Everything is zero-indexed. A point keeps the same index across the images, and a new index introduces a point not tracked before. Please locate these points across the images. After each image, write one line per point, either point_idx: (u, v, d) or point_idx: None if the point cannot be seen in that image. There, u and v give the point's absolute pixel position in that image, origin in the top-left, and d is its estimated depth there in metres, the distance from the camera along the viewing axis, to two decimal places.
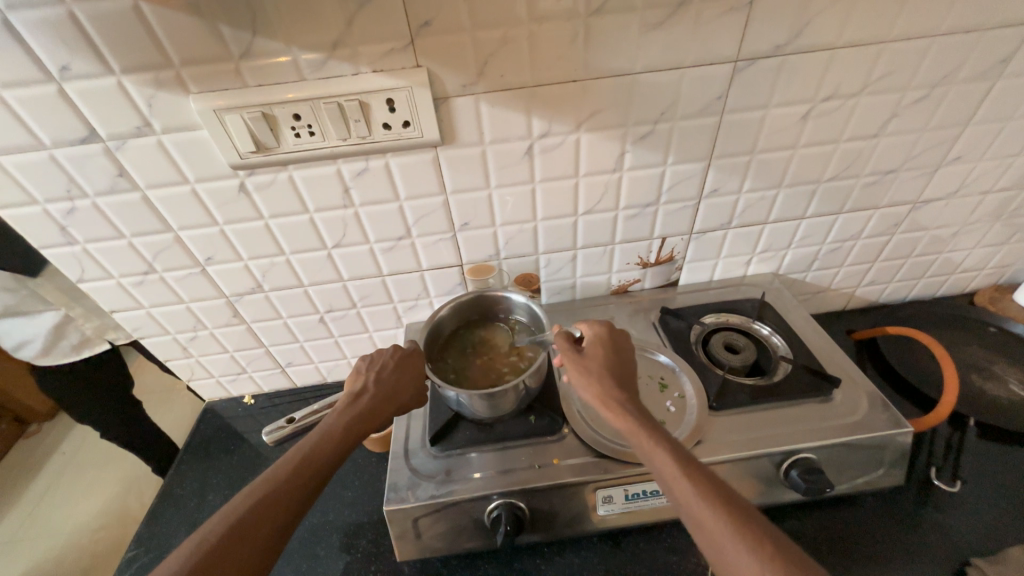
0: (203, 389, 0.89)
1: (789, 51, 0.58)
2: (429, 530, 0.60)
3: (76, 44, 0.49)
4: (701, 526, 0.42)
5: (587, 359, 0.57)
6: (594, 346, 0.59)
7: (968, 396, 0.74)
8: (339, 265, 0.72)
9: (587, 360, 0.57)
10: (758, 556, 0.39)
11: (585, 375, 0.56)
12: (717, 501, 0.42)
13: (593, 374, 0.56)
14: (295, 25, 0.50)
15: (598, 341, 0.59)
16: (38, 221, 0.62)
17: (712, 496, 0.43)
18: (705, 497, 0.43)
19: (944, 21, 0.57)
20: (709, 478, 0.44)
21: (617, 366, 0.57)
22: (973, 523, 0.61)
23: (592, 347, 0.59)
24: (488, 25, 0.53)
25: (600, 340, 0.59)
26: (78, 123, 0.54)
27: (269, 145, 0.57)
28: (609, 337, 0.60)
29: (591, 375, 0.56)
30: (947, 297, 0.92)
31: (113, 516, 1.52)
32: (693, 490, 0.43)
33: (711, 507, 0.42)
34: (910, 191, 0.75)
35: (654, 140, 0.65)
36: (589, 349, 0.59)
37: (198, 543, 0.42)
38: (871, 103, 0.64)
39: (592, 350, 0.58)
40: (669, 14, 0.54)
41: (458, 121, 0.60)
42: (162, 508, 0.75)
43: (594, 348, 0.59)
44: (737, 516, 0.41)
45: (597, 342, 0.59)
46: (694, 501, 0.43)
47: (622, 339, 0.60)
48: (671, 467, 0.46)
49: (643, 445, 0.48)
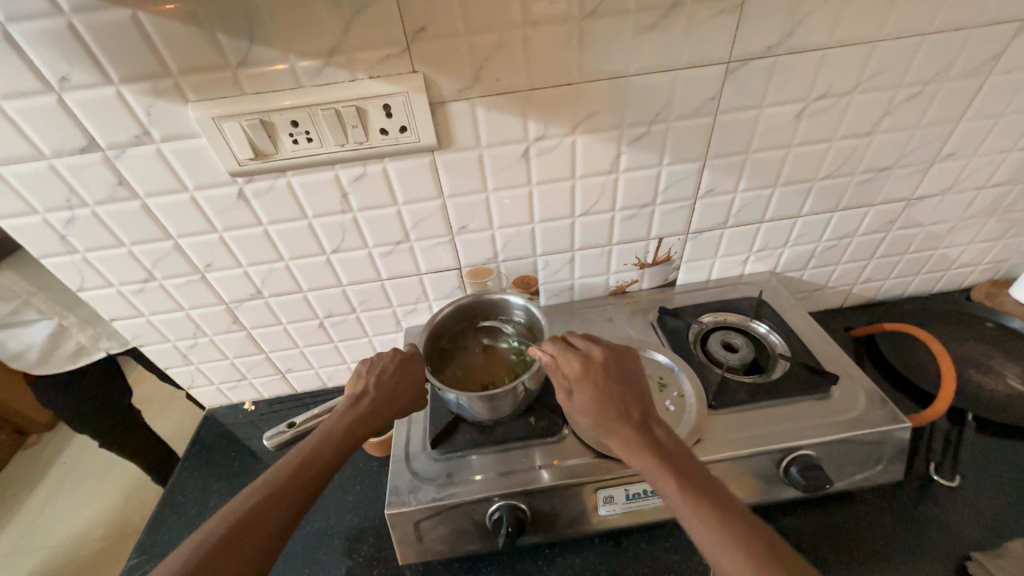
0: (204, 395, 0.89)
1: (782, 51, 0.59)
2: (431, 533, 0.60)
3: (74, 55, 0.49)
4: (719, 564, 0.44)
5: (578, 401, 0.55)
6: (577, 384, 0.56)
7: (965, 391, 0.74)
8: (338, 270, 0.73)
9: (579, 395, 0.55)
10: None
11: (584, 418, 0.55)
12: (729, 541, 0.43)
13: (587, 410, 0.54)
14: (291, 32, 0.51)
15: (580, 378, 0.56)
16: (38, 230, 0.62)
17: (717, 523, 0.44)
18: (717, 539, 0.44)
19: (933, 20, 0.58)
20: (718, 515, 0.45)
21: (608, 396, 0.54)
22: (973, 518, 0.61)
23: (577, 385, 0.56)
24: (483, 29, 0.53)
25: (583, 374, 0.56)
26: (77, 132, 0.55)
27: (267, 152, 0.58)
28: (591, 368, 0.56)
29: (588, 418, 0.55)
30: (943, 292, 0.93)
31: (115, 525, 1.52)
32: (705, 531, 0.44)
33: (723, 548, 0.43)
34: (904, 188, 0.76)
35: (650, 142, 0.65)
36: (575, 388, 0.56)
37: (199, 544, 0.43)
38: (864, 101, 0.65)
39: (579, 388, 0.56)
40: (663, 16, 0.55)
41: (455, 125, 0.60)
42: (164, 515, 0.74)
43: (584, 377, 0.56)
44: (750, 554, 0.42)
45: (579, 379, 0.56)
46: (708, 542, 0.44)
47: (603, 363, 0.57)
48: (683, 510, 0.46)
49: (654, 486, 0.49)
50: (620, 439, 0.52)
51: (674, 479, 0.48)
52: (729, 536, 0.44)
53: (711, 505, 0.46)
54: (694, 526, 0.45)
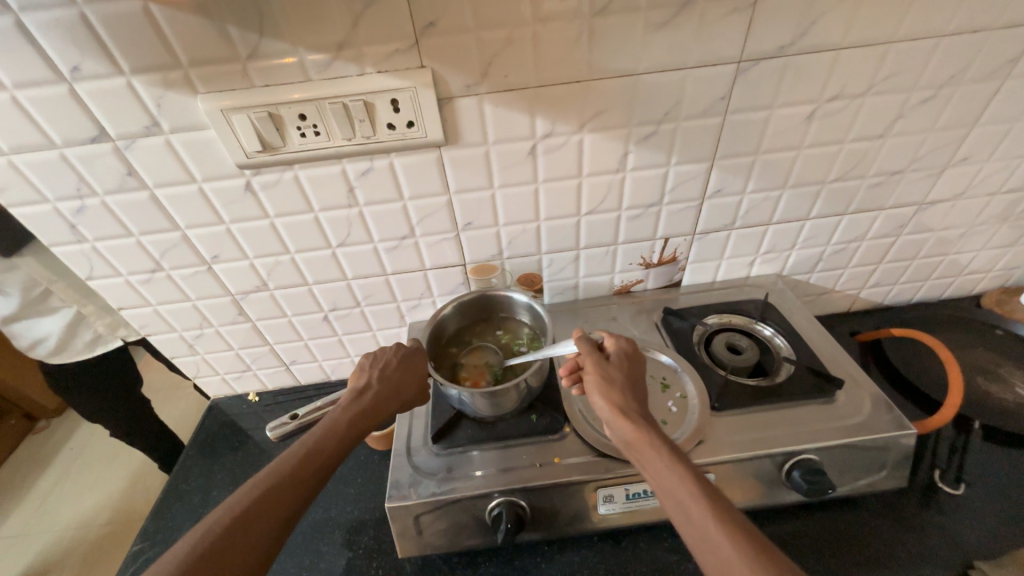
0: (209, 385, 0.90)
1: (794, 51, 0.58)
2: (430, 527, 0.60)
3: (86, 45, 0.50)
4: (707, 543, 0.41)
5: (611, 368, 0.57)
6: (619, 358, 0.59)
7: (973, 399, 0.73)
8: (343, 263, 0.73)
9: (608, 371, 0.57)
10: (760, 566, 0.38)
11: (604, 382, 0.56)
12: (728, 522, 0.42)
13: (611, 384, 0.55)
14: (301, 25, 0.51)
15: (624, 355, 0.59)
16: (48, 218, 0.62)
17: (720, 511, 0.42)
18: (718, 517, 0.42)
19: (950, 21, 0.57)
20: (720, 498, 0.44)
21: (637, 382, 0.57)
22: (976, 526, 0.61)
23: (619, 357, 0.59)
24: (493, 26, 0.53)
25: (628, 353, 0.60)
26: (88, 123, 0.55)
27: (275, 145, 0.58)
28: (636, 356, 0.60)
29: (610, 383, 0.55)
30: (952, 299, 0.92)
31: (120, 511, 1.54)
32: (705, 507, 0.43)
33: (721, 527, 0.41)
34: (914, 193, 0.75)
35: (658, 141, 0.65)
36: (613, 359, 0.58)
37: (203, 534, 0.43)
38: (876, 103, 0.64)
39: (616, 361, 0.58)
40: (674, 14, 0.54)
41: (462, 120, 0.60)
42: (168, 503, 0.75)
43: (617, 363, 0.58)
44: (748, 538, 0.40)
45: (624, 355, 0.59)
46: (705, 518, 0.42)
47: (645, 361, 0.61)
48: (685, 483, 0.45)
49: (659, 455, 0.48)
50: (634, 416, 0.52)
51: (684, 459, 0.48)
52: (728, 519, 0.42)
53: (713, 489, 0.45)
54: (692, 499, 0.44)
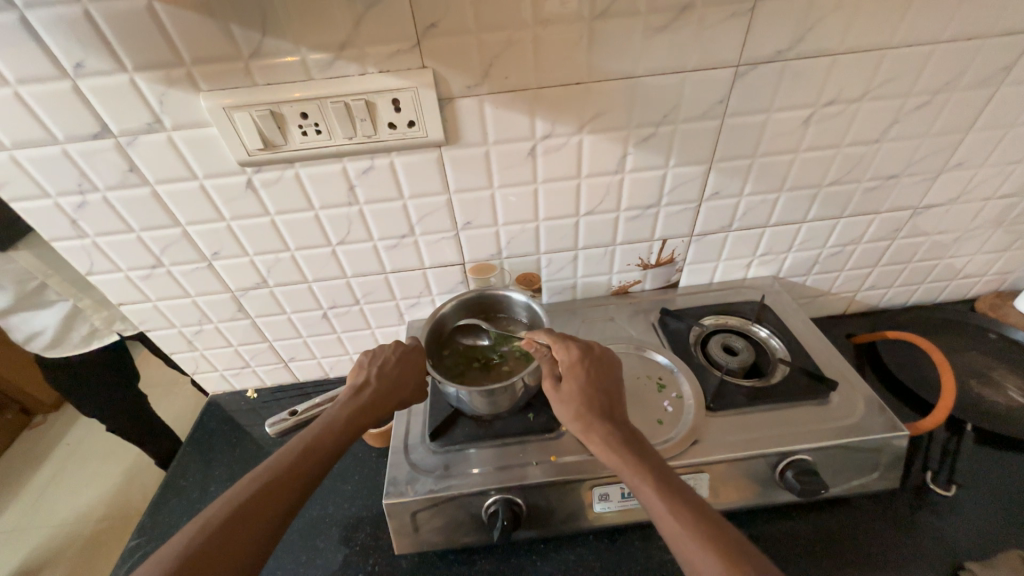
0: (207, 381, 0.90)
1: (792, 56, 0.59)
2: (427, 524, 0.61)
3: (90, 42, 0.50)
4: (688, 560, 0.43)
5: (564, 388, 0.57)
6: (569, 373, 0.58)
7: (965, 402, 0.74)
8: (343, 261, 0.73)
9: (564, 392, 0.57)
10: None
11: (565, 406, 0.56)
12: (705, 539, 0.43)
13: (570, 407, 0.56)
14: (304, 25, 0.51)
15: (574, 366, 0.58)
16: (49, 214, 0.63)
17: (694, 524, 0.44)
18: (691, 533, 0.44)
19: (946, 28, 0.58)
20: (691, 509, 0.45)
21: (597, 390, 0.57)
22: (967, 527, 0.62)
23: (569, 373, 0.58)
24: (494, 27, 0.54)
25: (576, 365, 0.59)
26: (90, 119, 0.55)
27: (277, 143, 0.58)
28: (586, 363, 0.59)
29: (568, 407, 0.56)
30: (947, 302, 0.93)
31: (116, 506, 1.54)
32: (677, 524, 0.45)
33: (695, 543, 0.43)
34: (910, 197, 0.75)
35: (656, 143, 0.66)
36: (565, 377, 0.58)
37: (203, 525, 0.44)
38: (873, 108, 0.65)
39: (569, 377, 0.58)
40: (674, 18, 0.55)
41: (463, 120, 0.61)
42: (166, 498, 0.76)
43: (570, 378, 0.58)
44: (722, 549, 0.42)
45: (572, 368, 0.58)
46: (681, 537, 0.44)
47: (597, 360, 0.60)
48: (656, 502, 0.47)
49: (628, 477, 0.49)
50: (598, 438, 0.53)
51: (653, 472, 0.49)
52: (701, 534, 0.44)
53: (687, 503, 0.46)
54: (666, 519, 0.46)
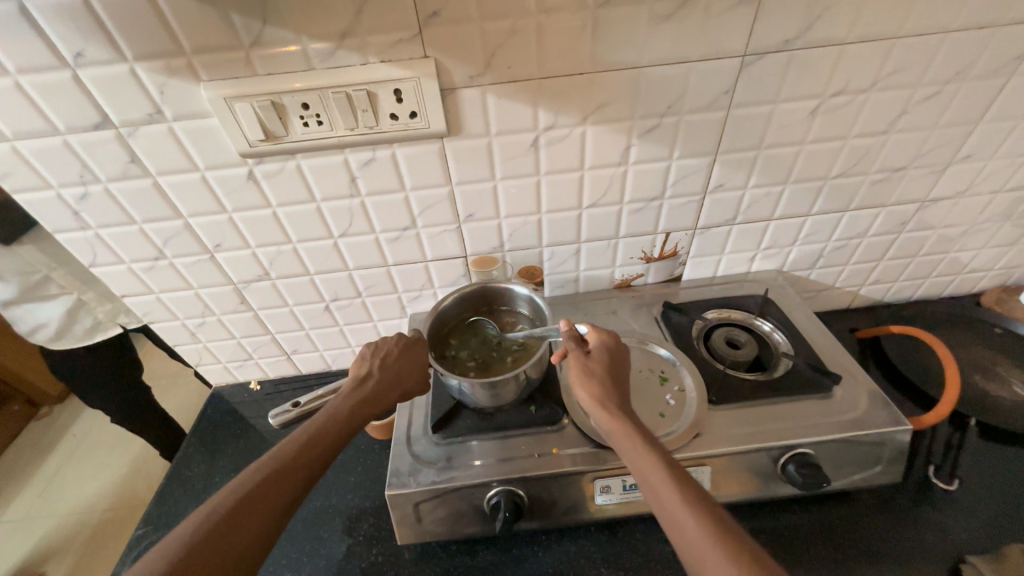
0: (210, 374, 0.90)
1: (799, 45, 0.58)
2: (429, 515, 0.61)
3: (89, 30, 0.50)
4: (685, 532, 0.43)
5: (591, 362, 0.58)
6: (599, 351, 0.60)
7: (970, 396, 0.74)
8: (345, 254, 0.73)
9: (591, 365, 0.58)
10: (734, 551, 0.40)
11: (587, 376, 0.57)
12: (709, 514, 0.43)
13: (593, 378, 0.56)
14: (304, 14, 0.51)
15: (607, 348, 0.60)
16: (51, 205, 0.63)
17: (697, 501, 0.44)
18: (695, 507, 0.44)
19: (957, 17, 0.57)
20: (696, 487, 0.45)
21: (619, 375, 0.58)
22: (969, 521, 0.61)
23: (600, 351, 0.59)
24: (497, 16, 0.53)
25: (606, 347, 0.60)
26: (91, 109, 0.55)
27: (278, 134, 0.58)
28: (616, 351, 0.60)
29: (591, 378, 0.56)
30: (952, 297, 0.92)
31: (121, 497, 1.55)
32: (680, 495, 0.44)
33: (697, 516, 0.43)
34: (917, 190, 0.75)
35: (660, 134, 0.65)
36: (595, 354, 0.59)
37: (207, 515, 0.44)
38: (880, 99, 0.64)
39: (598, 354, 0.59)
40: (679, 6, 0.54)
41: (465, 111, 0.60)
42: (170, 489, 0.76)
43: (599, 356, 0.59)
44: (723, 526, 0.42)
45: (604, 348, 0.60)
46: (682, 509, 0.44)
47: (624, 352, 0.62)
48: (661, 474, 0.46)
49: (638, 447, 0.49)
50: (616, 410, 0.53)
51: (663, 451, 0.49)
52: (704, 510, 0.43)
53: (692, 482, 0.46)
54: (668, 490, 0.45)
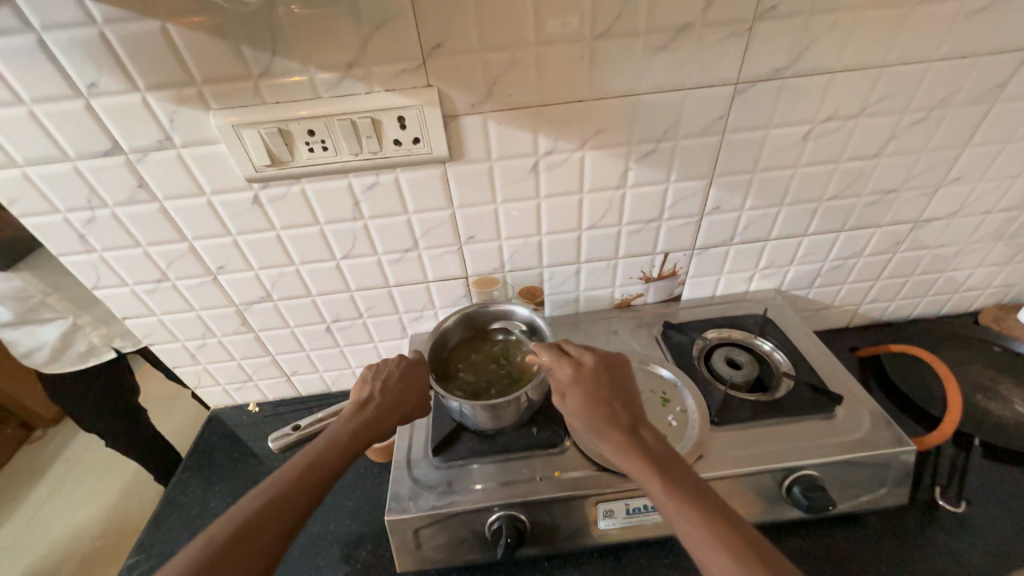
0: (210, 396, 0.90)
1: (790, 73, 0.60)
2: (430, 541, 0.60)
3: (103, 61, 0.51)
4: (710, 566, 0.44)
5: (570, 402, 0.57)
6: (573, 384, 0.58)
7: (972, 416, 0.74)
8: (347, 276, 0.74)
9: (571, 405, 0.57)
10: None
11: (576, 419, 0.56)
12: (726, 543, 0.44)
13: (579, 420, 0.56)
14: (312, 45, 0.53)
15: (575, 379, 0.58)
16: (59, 230, 0.64)
17: (713, 529, 0.45)
18: (710, 537, 0.44)
19: (941, 46, 0.59)
20: (707, 513, 0.46)
21: (603, 398, 0.56)
22: (977, 544, 0.61)
23: (570, 388, 0.58)
24: (498, 47, 0.55)
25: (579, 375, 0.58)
26: (101, 136, 0.57)
27: (284, 159, 0.59)
28: (585, 373, 0.58)
29: (579, 420, 0.56)
30: (950, 315, 0.92)
31: (113, 523, 1.52)
32: (694, 529, 0.45)
33: (715, 546, 0.44)
34: (910, 211, 0.76)
35: (657, 158, 0.66)
36: (568, 391, 0.58)
37: (206, 544, 0.44)
38: (870, 124, 0.65)
39: (571, 391, 0.57)
40: (673, 38, 0.56)
41: (467, 137, 0.62)
42: (166, 514, 0.75)
43: (574, 391, 0.57)
44: (741, 551, 0.43)
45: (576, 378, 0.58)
46: (701, 544, 0.45)
47: (601, 366, 0.59)
48: (673, 510, 0.47)
49: (643, 485, 0.50)
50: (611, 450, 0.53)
51: (666, 479, 0.49)
52: (721, 537, 0.44)
53: (704, 512, 0.46)
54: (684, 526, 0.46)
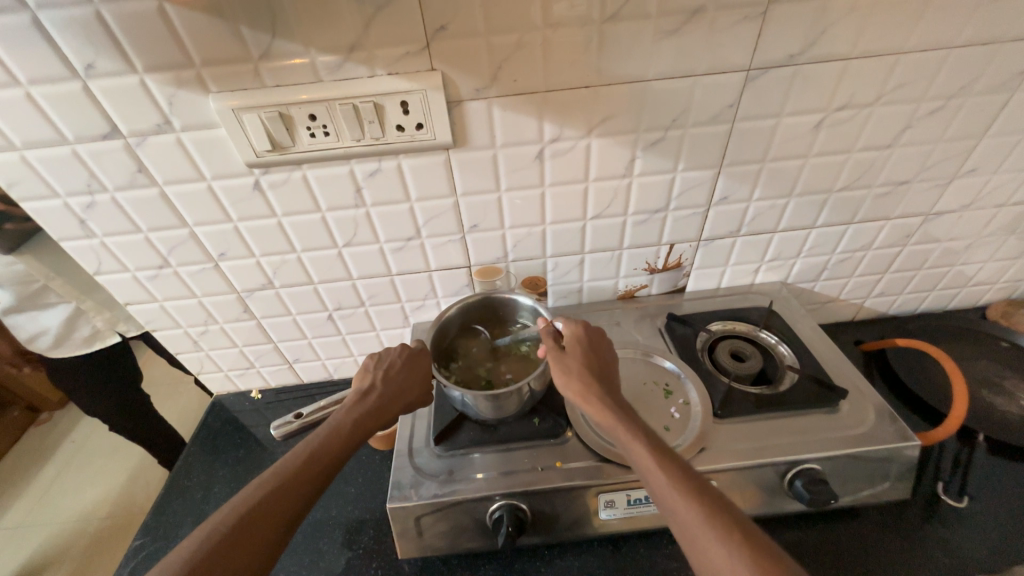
0: (212, 382, 0.90)
1: (804, 60, 0.58)
2: (431, 528, 0.60)
3: (101, 42, 0.50)
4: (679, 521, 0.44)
5: (567, 355, 0.58)
6: (574, 346, 0.59)
7: (978, 411, 0.73)
8: (349, 263, 0.73)
9: (567, 358, 0.58)
10: (729, 539, 0.41)
11: (566, 369, 0.57)
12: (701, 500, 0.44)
13: (571, 372, 0.56)
14: (313, 27, 0.51)
15: (578, 338, 0.60)
16: (59, 214, 0.63)
17: (690, 487, 0.45)
18: (684, 492, 0.44)
19: (961, 32, 0.57)
20: (685, 471, 0.46)
21: (597, 363, 0.58)
22: (979, 539, 0.61)
23: (571, 344, 0.59)
24: (503, 30, 0.53)
25: (580, 338, 0.60)
26: (100, 119, 0.56)
27: (284, 144, 0.58)
28: (588, 337, 0.60)
29: (571, 371, 0.56)
30: (957, 310, 0.91)
31: (119, 505, 1.54)
32: (670, 483, 0.45)
33: (688, 501, 0.44)
34: (922, 203, 0.74)
35: (665, 147, 0.65)
36: (569, 346, 0.59)
37: (209, 533, 0.43)
38: (885, 113, 0.64)
39: (573, 347, 0.59)
40: (685, 21, 0.54)
41: (471, 123, 0.61)
42: (169, 499, 0.76)
43: (573, 349, 0.59)
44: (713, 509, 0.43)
45: (578, 340, 0.60)
46: (674, 499, 0.45)
47: (600, 337, 0.61)
48: (651, 464, 0.47)
49: (624, 437, 0.50)
50: (598, 403, 0.53)
51: (650, 438, 0.49)
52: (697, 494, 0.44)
53: (683, 469, 0.47)
54: (660, 481, 0.46)
